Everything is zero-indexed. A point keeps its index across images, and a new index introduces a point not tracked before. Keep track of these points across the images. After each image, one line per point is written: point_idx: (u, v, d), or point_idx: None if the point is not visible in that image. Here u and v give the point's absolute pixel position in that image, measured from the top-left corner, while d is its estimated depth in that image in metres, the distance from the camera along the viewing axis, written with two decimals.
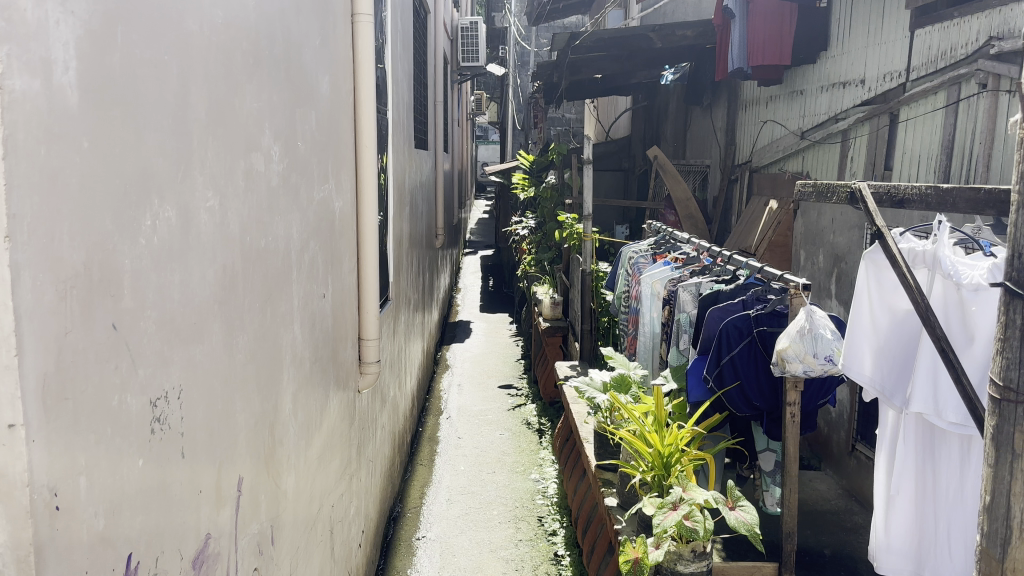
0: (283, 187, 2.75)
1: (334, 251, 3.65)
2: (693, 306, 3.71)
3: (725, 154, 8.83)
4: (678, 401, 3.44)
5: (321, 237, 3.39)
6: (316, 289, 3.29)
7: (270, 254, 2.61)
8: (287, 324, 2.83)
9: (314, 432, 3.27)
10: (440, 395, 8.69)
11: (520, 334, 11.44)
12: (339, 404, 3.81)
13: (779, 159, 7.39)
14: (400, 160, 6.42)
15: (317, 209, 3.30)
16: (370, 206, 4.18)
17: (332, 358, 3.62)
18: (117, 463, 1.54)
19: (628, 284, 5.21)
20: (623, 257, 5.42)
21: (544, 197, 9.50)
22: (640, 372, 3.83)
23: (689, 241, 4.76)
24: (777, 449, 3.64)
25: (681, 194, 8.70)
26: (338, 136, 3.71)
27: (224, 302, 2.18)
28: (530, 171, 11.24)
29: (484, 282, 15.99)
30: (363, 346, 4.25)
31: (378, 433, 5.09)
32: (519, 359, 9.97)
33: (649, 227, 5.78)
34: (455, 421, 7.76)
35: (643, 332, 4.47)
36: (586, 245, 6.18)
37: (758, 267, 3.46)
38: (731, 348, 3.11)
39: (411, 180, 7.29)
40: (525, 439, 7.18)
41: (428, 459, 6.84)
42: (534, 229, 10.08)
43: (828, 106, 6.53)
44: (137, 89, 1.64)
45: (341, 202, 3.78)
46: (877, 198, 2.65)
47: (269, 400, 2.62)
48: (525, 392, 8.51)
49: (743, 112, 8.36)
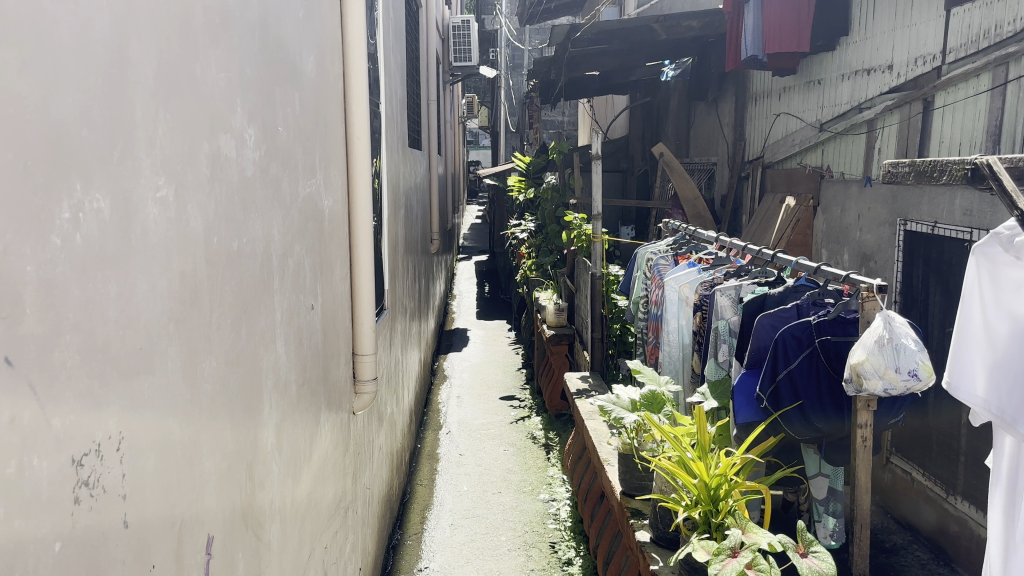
0: (261, 179, 2.30)
1: (324, 256, 3.20)
2: (733, 312, 3.26)
3: (734, 150, 8.41)
4: (722, 423, 2.99)
5: (308, 240, 2.94)
6: (302, 301, 2.83)
7: (245, 259, 2.15)
8: (268, 343, 2.38)
9: (303, 468, 2.82)
10: (439, 408, 8.23)
11: (519, 341, 10.98)
12: (331, 429, 3.35)
13: (795, 153, 6.97)
14: (394, 159, 5.96)
15: (304, 208, 2.85)
16: (363, 205, 3.72)
17: (322, 380, 3.17)
18: (13, 553, 1.09)
19: (646, 288, 4.76)
20: (639, 257, 4.96)
21: (544, 198, 9.06)
22: (672, 389, 3.38)
23: (715, 239, 4.32)
24: (831, 472, 3.35)
25: (687, 193, 8.26)
26: (326, 124, 3.25)
27: (184, 321, 1.73)
28: (528, 173, 10.80)
29: (481, 289, 15.53)
30: (358, 362, 3.79)
31: (375, 456, 4.63)
32: (520, 368, 9.51)
33: (665, 226, 5.34)
34: (456, 437, 7.29)
35: (670, 342, 4.04)
36: (595, 246, 5.72)
37: (809, 267, 3.04)
38: (788, 361, 2.72)
39: (406, 181, 6.84)
40: (532, 454, 6.72)
41: (428, 480, 6.37)
42: (533, 231, 9.62)
43: (850, 96, 6.12)
44: (44, 30, 1.19)
45: (331, 201, 3.33)
46: (1009, 175, 2.29)
47: (246, 437, 2.17)
48: (528, 404, 8.04)
49: (754, 106, 7.94)
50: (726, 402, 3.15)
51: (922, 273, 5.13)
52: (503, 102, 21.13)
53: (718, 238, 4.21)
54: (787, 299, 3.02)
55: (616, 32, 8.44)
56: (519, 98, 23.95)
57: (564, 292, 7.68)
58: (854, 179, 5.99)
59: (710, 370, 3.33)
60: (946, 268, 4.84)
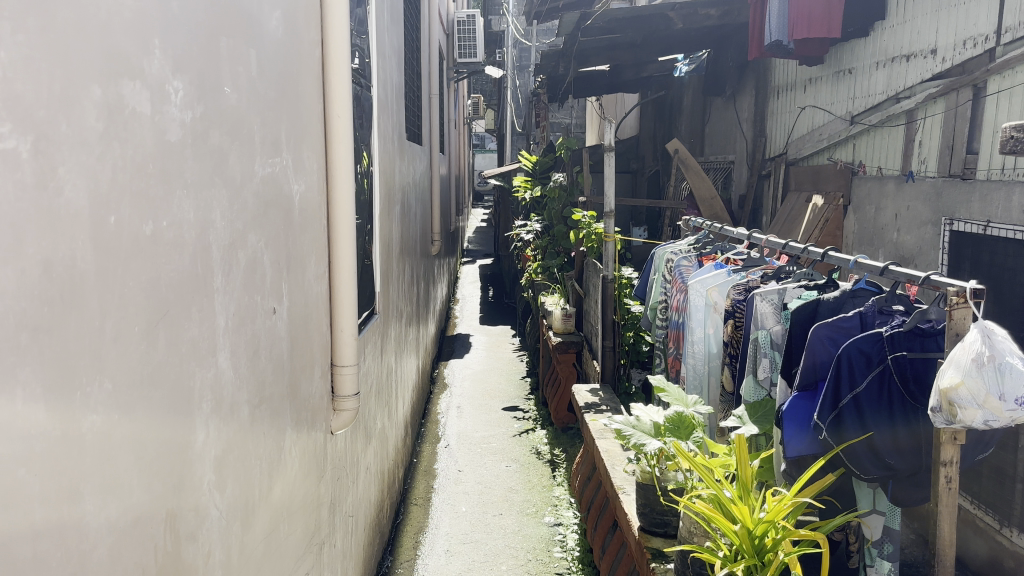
0: (193, 147, 1.81)
1: (292, 250, 2.70)
2: (776, 321, 2.78)
3: (753, 146, 7.91)
4: (765, 454, 2.49)
5: (271, 231, 2.45)
6: (260, 303, 2.34)
7: (166, 249, 1.66)
8: (202, 356, 1.88)
9: (258, 507, 2.33)
10: (437, 419, 7.73)
11: (524, 348, 10.48)
12: (300, 454, 2.84)
13: (824, 148, 6.45)
14: (389, 150, 5.47)
15: (264, 190, 2.36)
16: (343, 192, 3.22)
17: (288, 398, 2.66)
18: None
19: (665, 292, 4.23)
20: (656, 258, 4.45)
21: (551, 197, 8.52)
22: (701, 410, 2.86)
23: (746, 237, 3.80)
24: (887, 509, 2.79)
25: (704, 191, 7.75)
26: (297, 96, 2.76)
27: (49, 329, 1.23)
28: (533, 173, 10.31)
29: (484, 292, 15.04)
30: (336, 375, 3.29)
31: (361, 479, 4.13)
32: (524, 377, 9.01)
33: (685, 224, 4.83)
34: (455, 451, 6.79)
35: (694, 355, 3.53)
36: (606, 247, 5.21)
37: (870, 267, 2.56)
38: (855, 383, 2.28)
39: (403, 175, 6.36)
40: (536, 471, 6.20)
41: (423, 499, 5.87)
42: (539, 232, 9.11)
43: (886, 85, 5.61)
44: None
45: (303, 187, 2.84)
46: None
47: (165, 478, 1.67)
48: (533, 416, 7.53)
49: (776, 100, 7.45)
50: (769, 428, 2.65)
51: (971, 277, 4.62)
52: (509, 103, 20.70)
53: (750, 236, 3.71)
54: (844, 306, 2.55)
55: (629, 20, 7.95)
56: (526, 99, 23.54)
57: (572, 297, 7.16)
58: (891, 175, 5.47)
59: (746, 389, 2.83)
60: (1000, 273, 4.32)
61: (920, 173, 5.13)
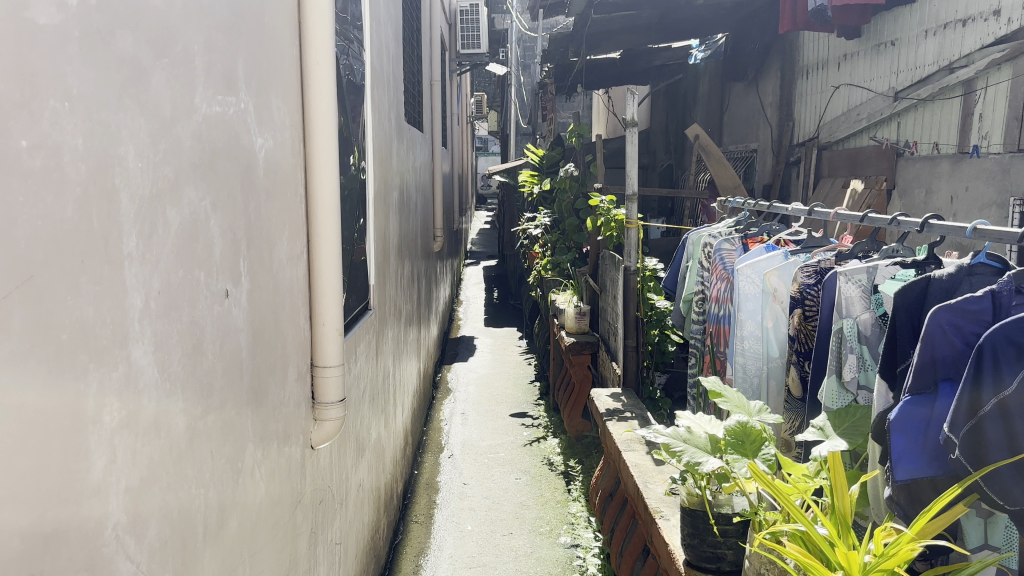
0: (81, 44, 1.25)
1: (253, 219, 2.13)
2: (864, 308, 2.27)
3: (779, 131, 7.35)
4: (865, 477, 1.94)
5: (223, 189, 1.89)
6: (204, 281, 1.77)
7: (25, 183, 1.10)
8: (101, 346, 1.31)
9: (201, 550, 1.76)
10: (440, 427, 7.16)
11: (531, 350, 9.92)
12: (268, 476, 2.27)
13: (862, 129, 5.88)
14: (386, 132, 4.90)
15: (207, 132, 1.79)
16: (323, 155, 2.64)
17: (248, 406, 2.10)
18: None
19: (702, 280, 3.60)
20: (689, 242, 3.86)
21: (560, 187, 7.84)
22: (768, 419, 2.27)
23: (807, 214, 3.20)
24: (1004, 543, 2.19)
25: (727, 180, 7.18)
26: (261, 27, 2.20)
27: None
28: (540, 167, 9.71)
29: (489, 294, 14.47)
30: (317, 380, 2.71)
31: (350, 499, 3.55)
32: (532, 381, 8.44)
33: (720, 205, 4.20)
34: (459, 462, 6.21)
35: (746, 355, 2.96)
36: (628, 234, 4.64)
37: (998, 237, 2.00)
38: (1003, 381, 1.76)
39: (402, 161, 5.79)
40: (548, 484, 5.63)
41: (425, 516, 5.30)
42: (548, 227, 8.54)
43: (937, 54, 5.03)
44: None
45: (270, 143, 2.27)
46: None
47: (26, 530, 1.10)
48: (543, 423, 6.95)
49: (806, 80, 6.90)
50: (861, 442, 2.10)
51: None
52: (514, 101, 20.19)
53: (811, 211, 3.12)
54: (960, 286, 2.00)
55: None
56: (531, 97, 23.03)
57: (585, 294, 6.57)
58: (947, 153, 4.89)
59: (826, 392, 2.28)
60: None
61: (983, 148, 4.56)
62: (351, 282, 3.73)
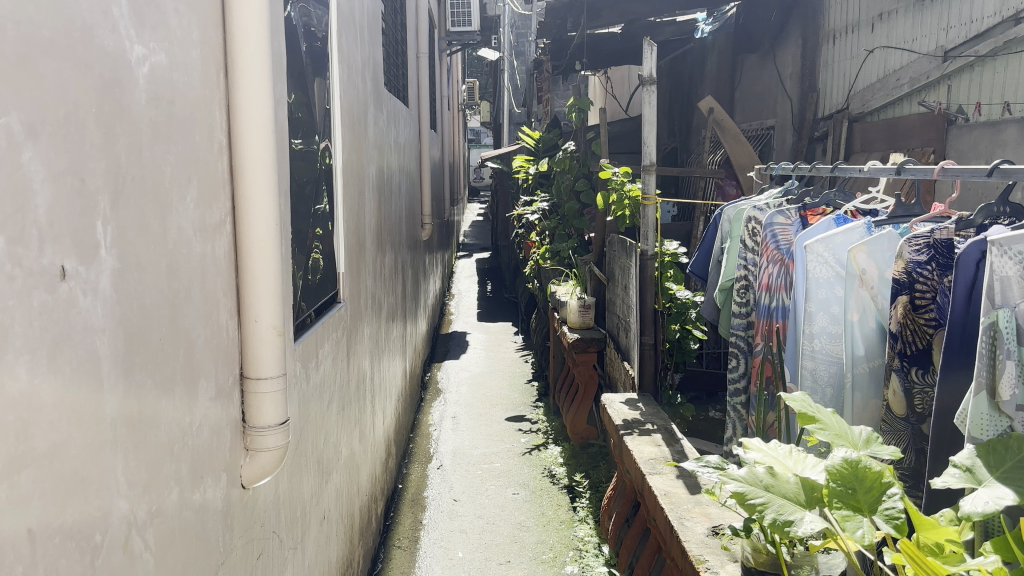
0: None
1: (126, 164, 1.43)
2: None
3: (801, 104, 6.67)
4: None
5: (51, 108, 1.19)
6: (6, 248, 1.08)
7: None
8: None
9: None
10: (428, 433, 6.46)
11: (528, 347, 9.23)
12: (161, 540, 1.56)
13: (904, 95, 5.19)
14: (361, 96, 4.18)
15: (9, 3, 1.09)
16: (251, 89, 1.94)
17: (119, 446, 1.40)
18: None
19: (746, 260, 2.88)
20: (725, 217, 3.15)
21: (560, 168, 7.14)
22: (882, 453, 1.59)
23: (886, 170, 2.46)
24: None
25: (745, 159, 6.49)
26: None
27: None
28: (537, 150, 9.01)
29: (482, 287, 13.76)
30: (249, 396, 2.00)
31: (311, 538, 2.85)
32: (530, 380, 7.75)
33: (761, 172, 3.45)
34: (449, 474, 5.50)
35: (819, 364, 2.30)
36: (645, 211, 3.95)
37: None
38: None
39: (383, 133, 5.09)
40: (550, 501, 4.93)
41: (409, 540, 4.59)
42: (546, 212, 7.85)
43: (1000, 3, 4.34)
44: None
45: (159, 58, 1.57)
46: None
47: None
48: (543, 428, 6.24)
49: (833, 46, 6.21)
50: None
51: None
52: (507, 87, 19.45)
53: (899, 169, 2.32)
54: None
55: None
56: (526, 82, 22.24)
57: (590, 285, 5.84)
58: (1015, 116, 4.21)
59: (971, 417, 1.74)
60: None
61: None
62: (309, 268, 3.01)
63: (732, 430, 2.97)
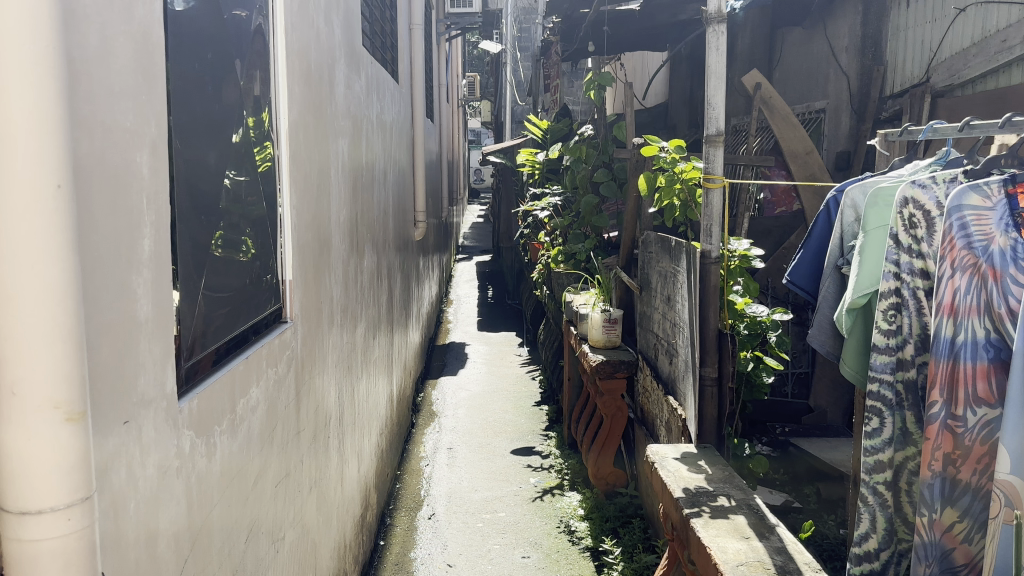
0: None
1: None
2: None
3: (862, 81, 5.65)
4: None
5: None
6: None
7: None
8: None
9: None
10: (419, 469, 5.41)
11: (535, 361, 8.20)
12: None
13: (1012, 60, 4.19)
14: (326, 44, 3.13)
15: None
16: None
17: None
18: None
19: (900, 264, 1.87)
20: (848, 203, 2.18)
21: (576, 157, 6.11)
22: None
23: None
24: None
25: (797, 145, 5.45)
26: None
27: None
28: (545, 140, 7.99)
29: (483, 293, 12.73)
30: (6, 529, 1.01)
31: None
32: (537, 403, 6.71)
33: (889, 137, 2.40)
34: (443, 527, 4.45)
35: None
36: (708, 198, 2.91)
37: None
38: None
39: (361, 101, 4.04)
40: (571, 569, 3.88)
41: None
42: (558, 208, 6.83)
43: None
44: None
45: None
46: None
47: None
48: (557, 465, 5.20)
49: (908, 8, 5.19)
50: None
51: None
52: (511, 81, 18.43)
53: None
54: None
55: None
56: (531, 75, 21.15)
57: (616, 294, 4.81)
58: None
59: None
60: None
61: None
62: (221, 275, 1.95)
63: (868, 525, 1.97)
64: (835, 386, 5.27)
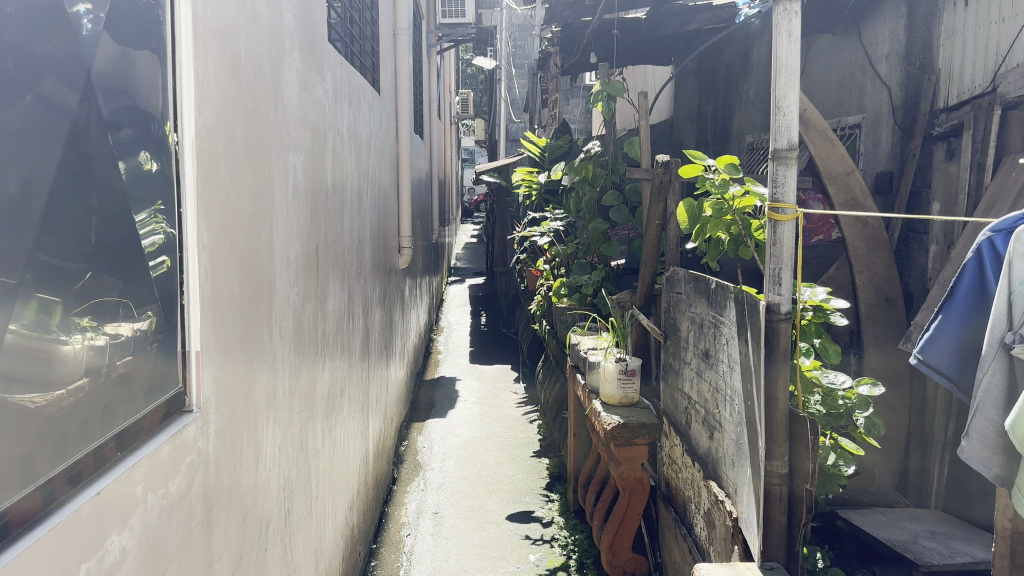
0: None
1: None
2: None
3: (908, 92, 4.96)
4: None
5: None
6: None
7: None
8: None
9: None
10: (400, 539, 4.64)
11: (532, 400, 7.44)
12: None
13: None
14: (269, 29, 2.39)
15: None
16: None
17: None
18: None
19: None
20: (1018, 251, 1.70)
21: (580, 177, 5.39)
22: None
23: None
24: None
25: (835, 165, 4.76)
26: None
27: None
28: (543, 158, 7.28)
29: (476, 320, 11.96)
30: None
31: None
32: (536, 454, 5.95)
33: None
34: None
35: None
36: (776, 231, 2.18)
37: None
38: None
39: (326, 108, 3.29)
40: None
41: None
42: (560, 235, 6.11)
43: None
44: None
45: None
46: None
47: None
48: (562, 538, 4.45)
49: (966, 8, 4.51)
50: None
51: None
52: (506, 96, 17.74)
53: None
54: None
55: None
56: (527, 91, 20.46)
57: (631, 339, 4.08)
58: None
59: None
60: None
61: None
62: (120, 328, 1.41)
63: None
64: (885, 443, 4.55)
